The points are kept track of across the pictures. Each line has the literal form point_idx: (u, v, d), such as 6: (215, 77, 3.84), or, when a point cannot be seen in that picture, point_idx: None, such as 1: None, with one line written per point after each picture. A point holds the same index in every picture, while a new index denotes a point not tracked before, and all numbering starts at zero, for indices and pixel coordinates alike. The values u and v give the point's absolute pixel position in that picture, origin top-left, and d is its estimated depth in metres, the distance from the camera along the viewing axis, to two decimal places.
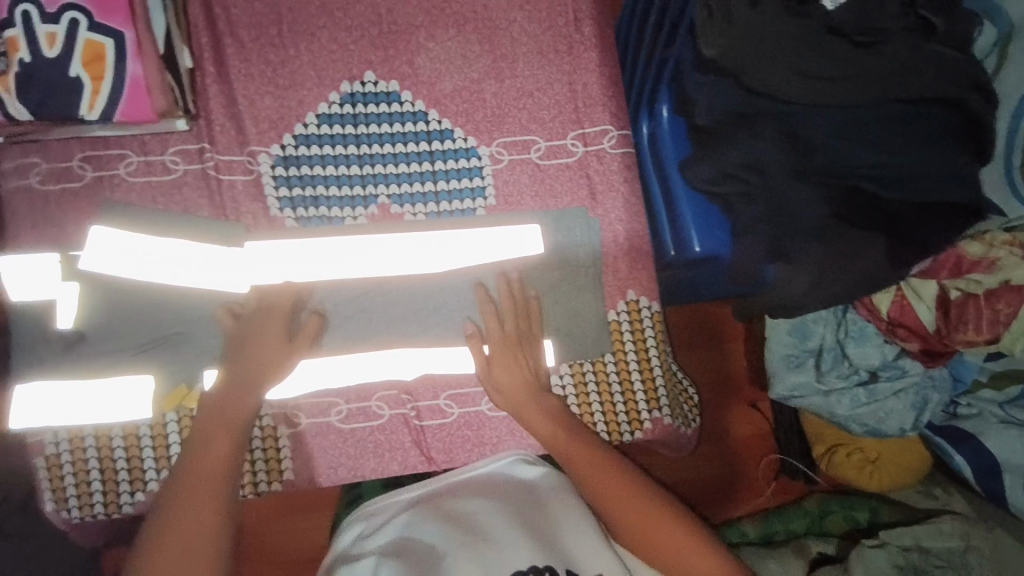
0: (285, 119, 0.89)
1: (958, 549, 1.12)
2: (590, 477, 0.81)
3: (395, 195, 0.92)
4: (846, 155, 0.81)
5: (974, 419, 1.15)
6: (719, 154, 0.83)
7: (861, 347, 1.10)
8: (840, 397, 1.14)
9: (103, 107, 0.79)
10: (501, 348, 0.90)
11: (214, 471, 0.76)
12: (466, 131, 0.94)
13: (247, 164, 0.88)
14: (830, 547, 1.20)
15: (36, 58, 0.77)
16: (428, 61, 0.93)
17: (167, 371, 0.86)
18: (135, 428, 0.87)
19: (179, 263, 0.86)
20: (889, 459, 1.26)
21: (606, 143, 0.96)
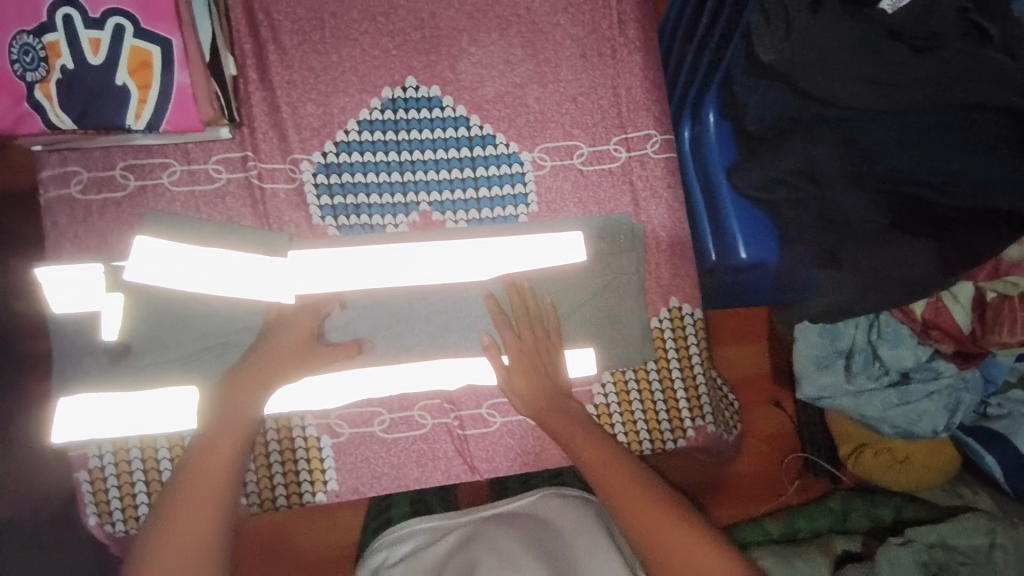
0: (327, 126, 0.89)
1: (983, 545, 1.14)
2: (609, 481, 0.79)
3: (437, 202, 0.91)
4: (903, 162, 0.78)
5: (1005, 420, 1.17)
6: (768, 160, 0.83)
7: (894, 349, 1.12)
8: (871, 398, 1.14)
9: (149, 116, 0.77)
10: (520, 359, 0.88)
11: (219, 476, 0.74)
12: (508, 137, 0.92)
13: (290, 172, 0.88)
14: (855, 545, 1.20)
15: (80, 66, 0.75)
16: (471, 65, 0.91)
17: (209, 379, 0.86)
18: (180, 439, 0.86)
19: (222, 272, 0.85)
20: (918, 461, 1.24)
21: (650, 148, 0.95)
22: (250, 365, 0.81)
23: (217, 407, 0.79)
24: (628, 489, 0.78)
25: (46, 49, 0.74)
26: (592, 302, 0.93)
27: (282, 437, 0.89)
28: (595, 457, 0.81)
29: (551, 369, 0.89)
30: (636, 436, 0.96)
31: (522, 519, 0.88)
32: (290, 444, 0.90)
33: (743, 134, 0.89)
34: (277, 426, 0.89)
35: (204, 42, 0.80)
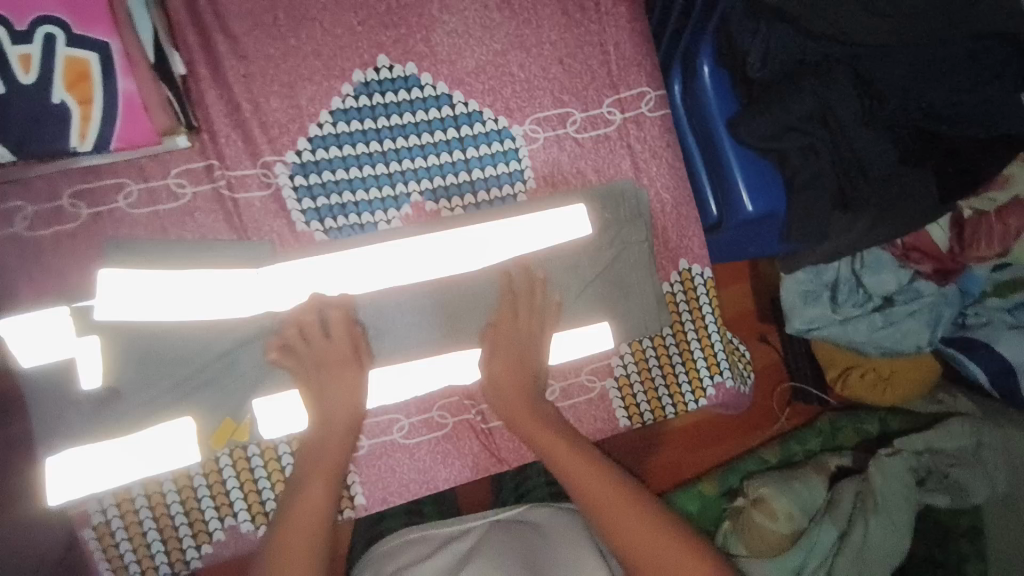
0: (297, 119, 0.80)
1: (970, 446, 1.17)
2: (583, 487, 0.74)
3: (428, 191, 0.84)
4: (921, 94, 0.78)
5: (985, 328, 1.15)
6: (778, 109, 0.79)
7: (877, 275, 1.12)
8: (857, 324, 1.13)
9: (98, 134, 0.68)
10: (501, 338, 0.83)
11: (318, 516, 0.70)
12: (495, 111, 0.86)
13: (263, 177, 0.79)
14: (847, 459, 1.26)
15: (9, 87, 0.64)
16: (446, 35, 0.84)
17: (210, 409, 0.78)
18: (188, 478, 0.80)
19: (206, 297, 0.76)
20: (901, 375, 1.23)
21: (644, 107, 0.90)
22: (330, 401, 0.77)
23: (307, 451, 0.76)
24: (605, 495, 0.73)
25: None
26: (605, 274, 0.88)
27: None
28: (568, 462, 0.76)
29: (526, 357, 0.84)
30: (658, 404, 0.93)
31: (514, 526, 0.87)
32: None
33: (743, 81, 0.85)
34: (291, 449, 0.83)
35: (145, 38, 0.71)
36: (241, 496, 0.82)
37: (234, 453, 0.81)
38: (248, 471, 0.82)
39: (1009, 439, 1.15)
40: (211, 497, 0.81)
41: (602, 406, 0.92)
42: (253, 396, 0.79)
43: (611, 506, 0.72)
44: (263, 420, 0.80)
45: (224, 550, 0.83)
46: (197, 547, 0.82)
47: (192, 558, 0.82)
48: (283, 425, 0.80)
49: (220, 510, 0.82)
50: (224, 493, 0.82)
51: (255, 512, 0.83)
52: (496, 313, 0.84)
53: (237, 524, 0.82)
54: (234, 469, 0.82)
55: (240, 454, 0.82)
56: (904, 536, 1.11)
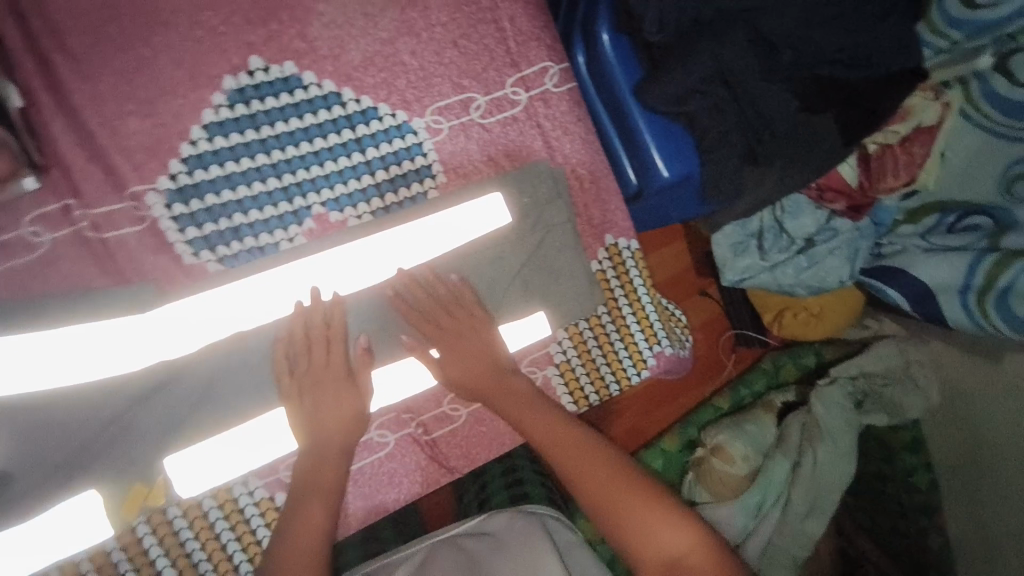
0: (165, 139, 0.71)
1: (901, 365, 1.22)
2: (567, 457, 0.72)
3: (330, 200, 0.77)
4: (818, 43, 0.79)
5: (900, 256, 1.15)
6: (682, 73, 0.77)
7: (797, 220, 1.15)
8: (784, 269, 1.17)
9: None
10: (445, 342, 0.80)
11: (320, 533, 0.67)
12: (392, 105, 0.79)
13: (133, 211, 0.70)
14: (790, 395, 1.30)
15: None
16: (323, 27, 0.76)
17: (115, 475, 0.69)
18: (105, 556, 0.73)
19: (85, 354, 0.67)
20: (830, 308, 1.27)
21: (549, 82, 0.86)
22: (325, 419, 0.73)
23: (305, 472, 0.72)
24: (588, 463, 0.71)
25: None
26: (532, 265, 0.85)
27: (228, 512, 0.77)
28: (551, 435, 0.75)
29: (479, 346, 0.81)
30: (603, 383, 0.92)
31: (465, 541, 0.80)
32: (240, 516, 0.77)
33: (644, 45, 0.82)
34: (218, 502, 0.76)
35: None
36: (170, 564, 0.75)
37: (153, 518, 0.74)
38: (173, 535, 0.75)
39: (939, 354, 1.21)
40: (136, 570, 0.74)
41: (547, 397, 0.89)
42: (162, 455, 0.71)
43: (595, 476, 0.70)
44: (179, 477, 0.72)
45: None
46: None
47: None
48: (205, 478, 0.73)
49: None
50: (149, 564, 0.74)
51: None
52: (420, 329, 0.80)
53: None
54: (156, 537, 0.74)
55: (160, 519, 0.74)
56: (847, 457, 1.17)
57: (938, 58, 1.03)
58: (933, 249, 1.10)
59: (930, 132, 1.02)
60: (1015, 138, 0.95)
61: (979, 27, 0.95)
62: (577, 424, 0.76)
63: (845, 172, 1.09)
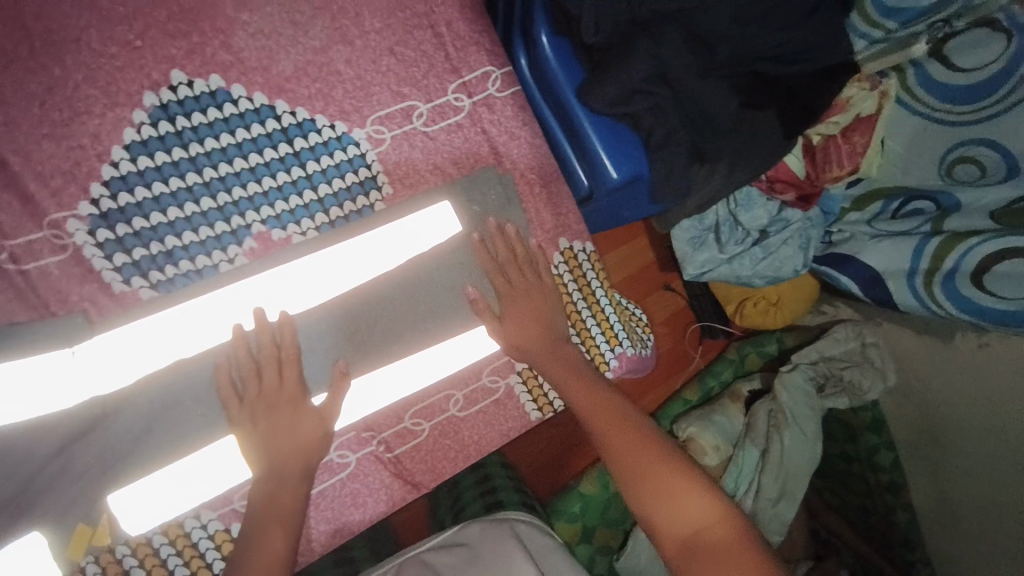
0: (84, 161, 0.67)
1: (857, 348, 1.24)
2: (596, 417, 0.72)
3: (271, 218, 0.75)
4: (751, 40, 0.81)
5: (848, 243, 1.18)
6: (621, 75, 0.77)
7: (750, 211, 1.16)
8: (742, 261, 1.19)
9: None
10: (511, 297, 0.82)
11: (278, 562, 0.64)
12: (330, 116, 0.77)
13: (54, 239, 0.66)
14: (757, 383, 1.32)
15: None
16: (249, 37, 0.73)
17: (59, 516, 0.65)
18: None
19: (16, 391, 0.63)
20: (787, 298, 1.31)
21: (492, 87, 0.85)
22: (283, 443, 0.70)
23: (260, 501, 0.68)
24: (613, 424, 0.71)
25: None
26: (512, 257, 0.83)
27: (181, 547, 0.73)
28: (584, 398, 0.75)
29: (540, 296, 0.83)
30: None
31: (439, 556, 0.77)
32: (195, 551, 0.73)
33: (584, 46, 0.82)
34: (169, 539, 0.72)
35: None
36: None
37: (102, 554, 0.70)
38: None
39: (894, 336, 1.21)
40: None
41: (510, 405, 0.88)
42: (107, 492, 0.67)
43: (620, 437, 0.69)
44: (125, 515, 0.69)
45: None
46: None
47: None
48: (153, 514, 0.70)
49: None
50: None
51: None
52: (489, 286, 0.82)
53: None
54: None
55: (110, 559, 0.70)
56: (812, 441, 1.21)
57: (873, 49, 1.03)
58: (879, 236, 1.13)
59: (870, 121, 1.05)
60: (954, 121, 0.98)
61: (915, 14, 0.97)
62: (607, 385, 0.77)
63: (792, 164, 1.10)
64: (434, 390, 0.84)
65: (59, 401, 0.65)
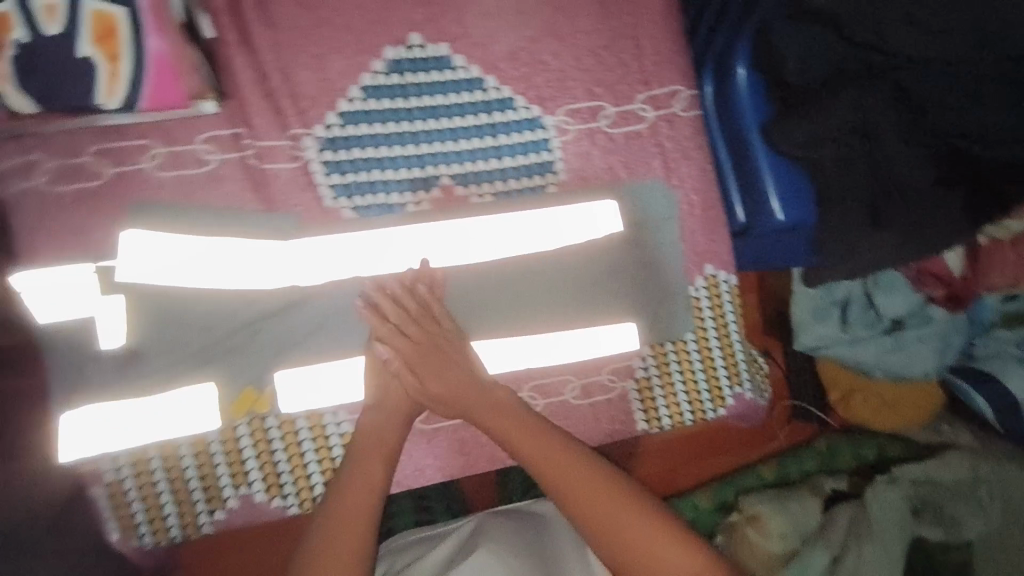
0: (325, 93, 0.78)
1: (968, 481, 1.10)
2: (592, 506, 0.70)
3: (459, 175, 0.83)
4: (962, 113, 0.78)
5: (993, 360, 1.13)
6: (816, 117, 0.78)
7: (890, 297, 1.10)
8: (866, 346, 1.13)
9: (124, 92, 0.63)
10: (426, 351, 0.78)
11: (368, 492, 0.71)
12: (528, 99, 0.84)
13: (290, 149, 0.78)
14: (842, 484, 1.19)
15: (35, 37, 0.59)
16: (479, 18, 0.82)
17: (233, 376, 0.78)
18: (205, 442, 0.81)
19: (241, 261, 0.77)
20: (906, 402, 1.19)
21: (676, 106, 0.88)
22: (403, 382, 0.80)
23: (368, 430, 0.77)
24: (611, 512, 0.70)
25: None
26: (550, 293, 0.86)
27: (315, 436, 0.83)
28: (569, 482, 0.71)
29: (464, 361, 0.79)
30: (677, 408, 0.92)
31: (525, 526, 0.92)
32: (325, 443, 0.83)
33: (780, 86, 0.83)
34: (309, 424, 0.83)
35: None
36: (258, 467, 0.83)
37: (254, 424, 0.81)
38: (266, 442, 0.82)
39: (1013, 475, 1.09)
40: (228, 465, 0.82)
41: (620, 407, 0.92)
42: (275, 368, 0.80)
43: (621, 525, 0.69)
44: (284, 392, 0.80)
45: (236, 518, 0.83)
46: (211, 512, 0.82)
47: (204, 522, 0.82)
48: (305, 400, 0.81)
49: (236, 478, 0.82)
50: (240, 461, 0.82)
51: (270, 484, 0.83)
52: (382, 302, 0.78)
53: (251, 494, 0.83)
54: (251, 440, 0.82)
55: (258, 426, 0.82)
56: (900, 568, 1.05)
57: None
58: None
59: None
60: None
61: None
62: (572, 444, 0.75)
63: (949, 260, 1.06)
64: (559, 368, 0.90)
65: (262, 281, 0.78)
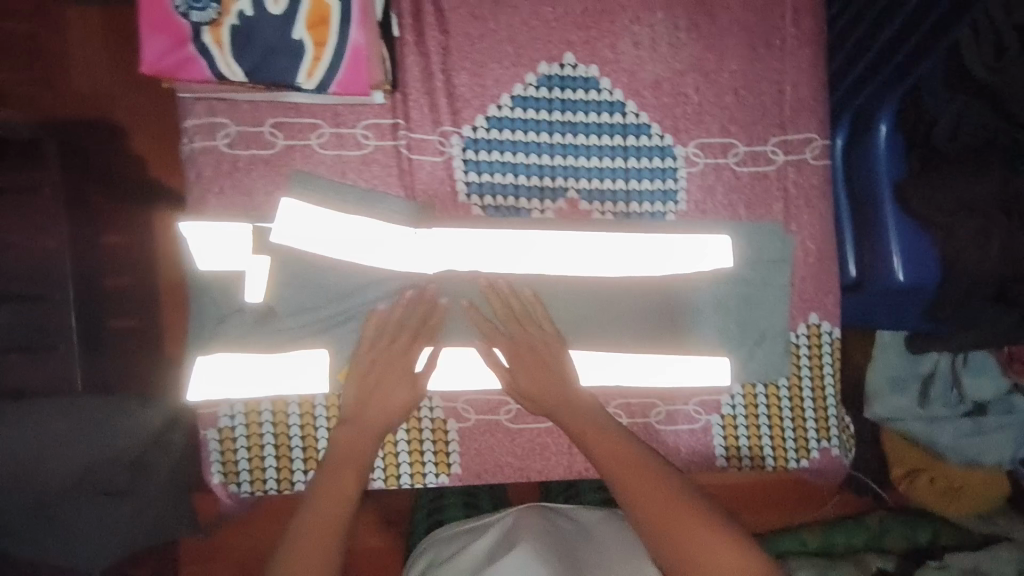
0: (480, 98, 0.84)
1: None
2: (651, 508, 0.74)
3: (585, 190, 0.88)
4: None
5: None
6: (961, 185, 0.80)
7: (976, 378, 1.10)
8: (943, 425, 1.11)
9: (321, 76, 0.71)
10: (515, 356, 0.84)
11: (332, 522, 0.73)
12: (663, 128, 0.88)
13: (439, 144, 0.85)
14: (891, 564, 1.16)
15: (260, 13, 0.69)
16: (632, 46, 0.86)
17: (343, 348, 0.85)
18: (311, 400, 0.88)
19: (375, 241, 0.83)
20: (972, 489, 1.17)
21: (808, 153, 0.89)
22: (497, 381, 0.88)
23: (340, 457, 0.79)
24: (670, 515, 0.73)
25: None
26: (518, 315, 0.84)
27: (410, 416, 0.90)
28: (634, 482, 0.76)
29: (557, 368, 0.84)
30: (759, 451, 0.92)
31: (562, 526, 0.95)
32: (417, 424, 0.90)
33: (922, 149, 0.85)
34: None
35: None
36: None
37: None
38: None
39: None
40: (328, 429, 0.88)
41: (701, 439, 0.92)
42: None
43: (680, 529, 0.72)
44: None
45: None
46: (305, 472, 0.88)
47: (298, 480, 0.88)
48: None
49: None
50: None
51: None
52: (497, 319, 0.85)
53: None
54: None
55: None
56: None
57: None
58: None
59: None
60: None
61: None
62: (642, 447, 0.80)
63: None
64: (648, 390, 0.92)
65: (392, 263, 0.84)
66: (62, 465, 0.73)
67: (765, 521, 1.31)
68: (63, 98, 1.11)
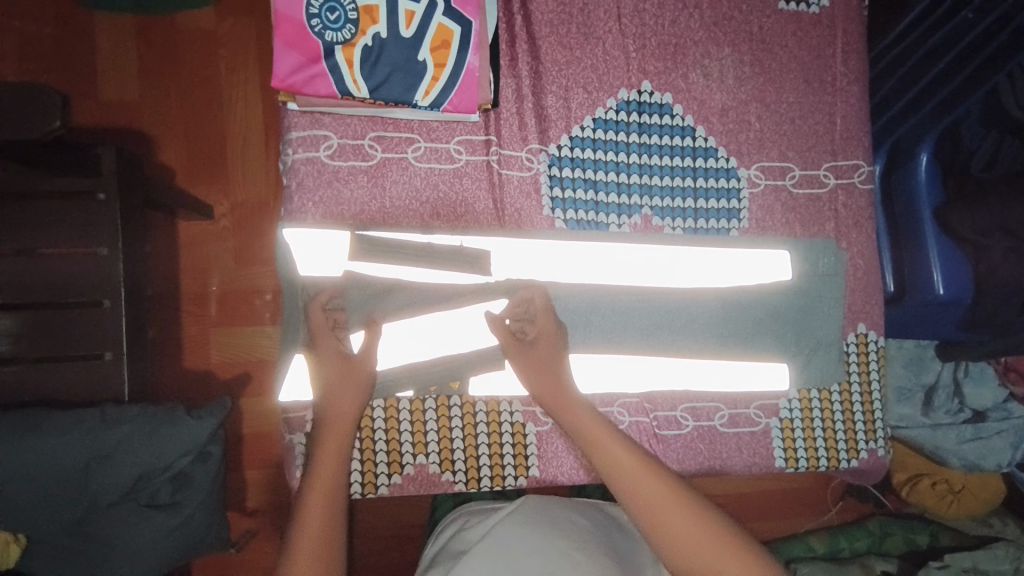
0: (565, 119, 0.91)
1: (1011, 571, 1.14)
2: (640, 496, 0.69)
3: (658, 208, 0.94)
4: None
5: None
6: (998, 209, 0.92)
7: (977, 388, 1.19)
8: (947, 432, 1.18)
9: (437, 94, 0.81)
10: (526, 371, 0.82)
11: (338, 464, 0.73)
12: (729, 151, 0.96)
13: (525, 161, 0.90)
14: (892, 565, 1.19)
15: (391, 36, 0.79)
16: (702, 77, 0.94)
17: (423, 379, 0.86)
18: (396, 401, 0.88)
19: (430, 336, 0.86)
20: (971, 492, 1.26)
21: (856, 178, 0.99)
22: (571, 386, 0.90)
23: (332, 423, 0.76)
24: (666, 508, 0.68)
25: (356, 10, 0.77)
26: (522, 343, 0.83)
27: (490, 420, 0.91)
28: (640, 485, 0.70)
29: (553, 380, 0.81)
30: (814, 454, 0.97)
31: (597, 512, 0.92)
32: (497, 428, 0.91)
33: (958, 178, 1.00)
34: (487, 408, 0.91)
35: (489, 24, 0.85)
36: (436, 441, 0.90)
37: (440, 405, 0.90)
38: (447, 418, 0.90)
39: None
40: (412, 435, 0.89)
41: (763, 442, 0.97)
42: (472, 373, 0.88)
43: (675, 528, 0.67)
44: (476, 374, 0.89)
45: (409, 486, 0.89)
46: (388, 476, 0.88)
47: (381, 484, 0.88)
48: (499, 383, 0.90)
49: (416, 448, 0.89)
50: (422, 433, 0.89)
51: (443, 458, 0.90)
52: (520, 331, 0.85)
53: (426, 465, 0.89)
54: (435, 414, 0.90)
55: (443, 401, 0.90)
56: None
57: None
58: None
59: None
60: None
61: None
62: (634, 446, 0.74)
63: None
64: (714, 396, 0.95)
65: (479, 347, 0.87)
66: (117, 475, 0.81)
67: (790, 527, 1.37)
68: (101, 107, 1.14)
